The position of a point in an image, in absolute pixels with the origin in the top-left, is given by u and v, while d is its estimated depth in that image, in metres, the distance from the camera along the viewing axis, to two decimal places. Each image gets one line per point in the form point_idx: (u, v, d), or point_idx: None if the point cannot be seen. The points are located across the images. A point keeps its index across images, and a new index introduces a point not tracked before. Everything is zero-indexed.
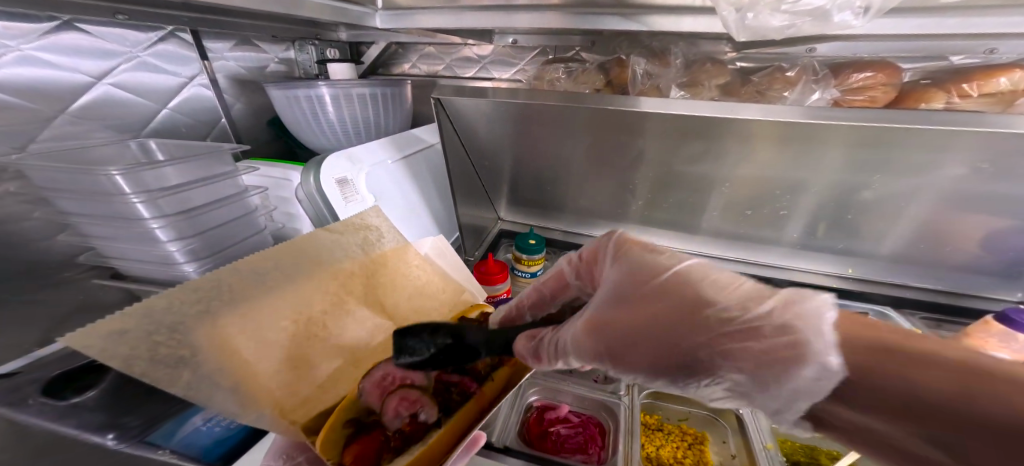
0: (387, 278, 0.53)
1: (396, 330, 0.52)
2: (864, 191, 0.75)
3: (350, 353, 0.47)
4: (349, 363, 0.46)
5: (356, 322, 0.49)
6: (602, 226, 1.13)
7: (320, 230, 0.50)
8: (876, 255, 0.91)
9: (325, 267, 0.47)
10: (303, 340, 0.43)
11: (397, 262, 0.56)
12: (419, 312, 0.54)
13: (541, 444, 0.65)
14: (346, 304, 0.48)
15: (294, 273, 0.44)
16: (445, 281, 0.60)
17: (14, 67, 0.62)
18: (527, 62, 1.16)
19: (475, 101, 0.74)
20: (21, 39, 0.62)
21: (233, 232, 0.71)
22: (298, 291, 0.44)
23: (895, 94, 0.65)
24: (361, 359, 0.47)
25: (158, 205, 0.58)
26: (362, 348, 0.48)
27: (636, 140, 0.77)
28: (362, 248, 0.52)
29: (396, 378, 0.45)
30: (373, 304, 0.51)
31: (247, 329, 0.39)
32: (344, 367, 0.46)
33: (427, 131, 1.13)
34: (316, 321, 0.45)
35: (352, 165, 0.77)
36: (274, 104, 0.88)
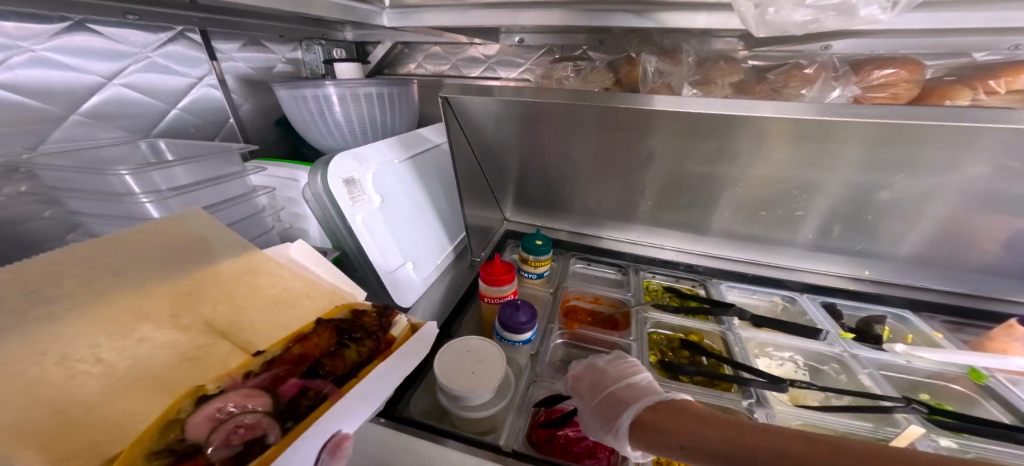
0: (220, 291, 0.42)
1: (234, 348, 0.40)
2: (882, 191, 0.73)
3: (160, 383, 0.33)
4: (161, 394, 0.33)
5: (168, 348, 0.36)
6: (609, 227, 1.12)
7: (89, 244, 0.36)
8: (893, 257, 0.88)
9: (96, 285, 0.34)
10: (59, 381, 0.29)
11: (239, 274, 0.45)
12: (276, 325, 0.44)
13: (549, 448, 0.64)
14: (157, 332, 0.36)
15: (69, 287, 0.33)
16: (308, 287, 0.51)
17: (26, 69, 0.62)
18: (534, 61, 1.15)
19: (483, 100, 0.73)
20: (33, 40, 0.63)
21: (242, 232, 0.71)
22: (48, 322, 0.30)
23: (917, 91, 0.63)
24: (179, 385, 0.34)
25: (168, 204, 0.57)
26: (174, 376, 0.34)
27: (646, 140, 0.76)
28: (164, 257, 0.41)
29: (236, 409, 0.35)
30: (190, 324, 0.38)
31: None
32: (150, 398, 0.32)
33: (433, 131, 1.12)
34: (78, 360, 0.31)
35: (359, 164, 0.77)
36: (281, 104, 0.88)
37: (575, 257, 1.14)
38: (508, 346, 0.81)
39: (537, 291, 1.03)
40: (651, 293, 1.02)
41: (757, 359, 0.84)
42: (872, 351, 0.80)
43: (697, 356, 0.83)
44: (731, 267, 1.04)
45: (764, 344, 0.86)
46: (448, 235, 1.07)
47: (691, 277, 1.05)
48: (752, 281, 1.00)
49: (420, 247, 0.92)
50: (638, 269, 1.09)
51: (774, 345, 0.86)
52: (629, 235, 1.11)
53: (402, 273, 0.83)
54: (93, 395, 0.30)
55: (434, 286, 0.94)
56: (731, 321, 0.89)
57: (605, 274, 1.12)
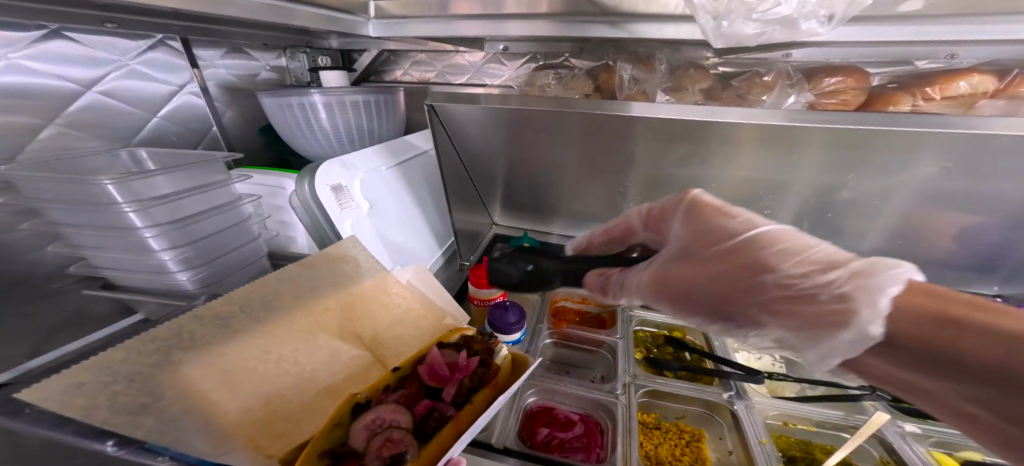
0: (366, 309, 0.56)
1: (373, 361, 0.52)
2: (843, 191, 0.78)
3: (329, 385, 0.47)
4: (327, 395, 0.46)
5: (333, 358, 0.49)
6: (596, 229, 1.15)
7: (293, 267, 0.53)
8: (859, 252, 0.94)
9: (295, 301, 0.50)
10: (274, 380, 0.44)
11: (377, 294, 0.58)
12: (401, 342, 0.56)
13: (540, 444, 0.66)
14: (314, 339, 0.49)
15: (281, 300, 0.49)
16: (426, 307, 0.61)
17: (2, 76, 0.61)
18: (517, 68, 1.18)
19: (468, 108, 0.76)
20: (11, 48, 0.61)
21: (227, 239, 0.71)
22: (272, 333, 0.46)
23: (864, 98, 0.68)
24: (339, 390, 0.47)
25: (150, 214, 0.57)
26: (339, 381, 0.48)
27: (626, 144, 0.79)
28: (333, 277, 0.56)
29: (384, 420, 0.42)
30: (347, 337, 0.52)
31: (216, 373, 0.40)
32: (320, 399, 0.46)
33: (420, 137, 1.13)
34: (284, 362, 0.45)
35: (347, 172, 0.78)
36: (266, 112, 0.88)
37: None
38: None
39: (526, 293, 1.05)
40: None
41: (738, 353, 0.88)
42: None
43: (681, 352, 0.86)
44: None
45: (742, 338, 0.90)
46: (436, 240, 1.08)
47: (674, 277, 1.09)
48: None
49: (411, 253, 0.93)
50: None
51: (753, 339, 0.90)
52: None
53: None
54: (286, 392, 0.44)
55: None
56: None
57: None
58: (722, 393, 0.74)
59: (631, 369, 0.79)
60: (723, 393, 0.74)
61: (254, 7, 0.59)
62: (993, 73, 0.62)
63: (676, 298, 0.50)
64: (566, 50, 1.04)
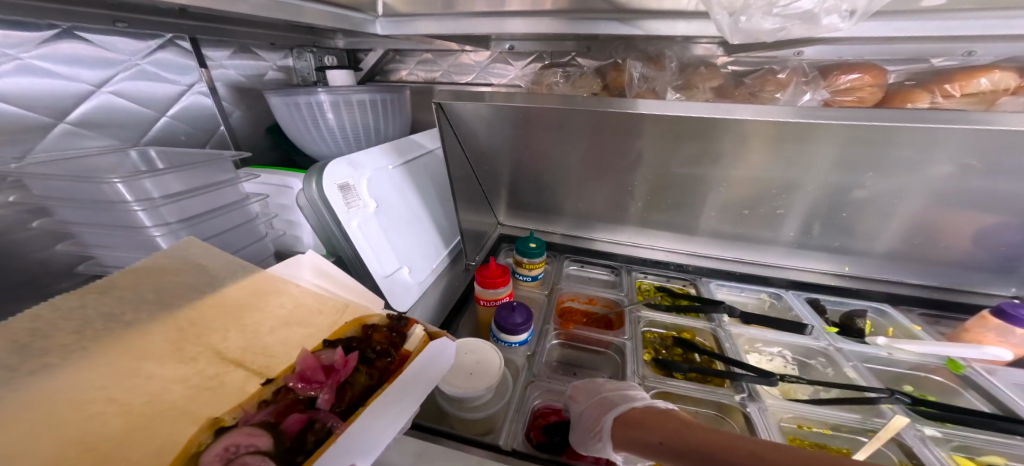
0: (225, 320, 0.40)
1: (253, 373, 0.37)
2: (858, 190, 0.76)
3: (184, 413, 0.31)
4: (185, 425, 0.31)
5: (185, 379, 0.33)
6: (602, 229, 1.14)
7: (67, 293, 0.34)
8: (872, 253, 0.92)
9: (83, 333, 0.32)
10: (79, 422, 0.27)
11: (247, 299, 0.43)
12: (290, 346, 0.42)
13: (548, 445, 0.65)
14: (132, 365, 0.32)
15: (55, 335, 0.31)
16: (322, 301, 0.49)
17: (13, 76, 0.61)
18: (524, 67, 1.18)
19: (475, 106, 0.75)
20: (20, 48, 0.62)
21: (237, 240, 0.70)
22: (46, 372, 0.28)
23: (881, 95, 0.67)
24: (199, 417, 0.32)
25: (159, 213, 0.58)
26: (199, 407, 0.32)
27: (635, 143, 0.78)
28: (157, 291, 0.39)
29: (243, 444, 0.32)
30: (197, 355, 0.36)
31: None
32: (171, 432, 0.30)
33: (426, 136, 1.13)
34: (88, 403, 0.28)
35: (354, 171, 0.78)
36: (274, 112, 0.88)
37: (568, 259, 1.16)
38: (504, 348, 0.82)
39: (532, 293, 1.04)
40: (643, 293, 1.05)
41: (748, 355, 0.87)
42: (855, 345, 0.83)
43: (690, 353, 0.85)
44: (718, 265, 1.07)
45: (753, 340, 0.89)
46: (442, 239, 1.08)
47: (682, 277, 1.08)
48: (739, 279, 1.04)
49: (417, 252, 0.93)
50: (630, 270, 1.11)
51: (763, 341, 0.89)
52: (620, 236, 1.14)
53: (398, 278, 0.83)
54: (107, 435, 0.27)
55: (430, 290, 0.95)
56: (721, 317, 0.92)
57: (598, 275, 1.14)
58: (733, 394, 0.72)
59: (640, 370, 0.78)
60: (734, 395, 0.72)
61: (267, 4, 0.58)
62: (1015, 69, 0.60)
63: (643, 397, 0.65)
64: (572, 49, 1.04)
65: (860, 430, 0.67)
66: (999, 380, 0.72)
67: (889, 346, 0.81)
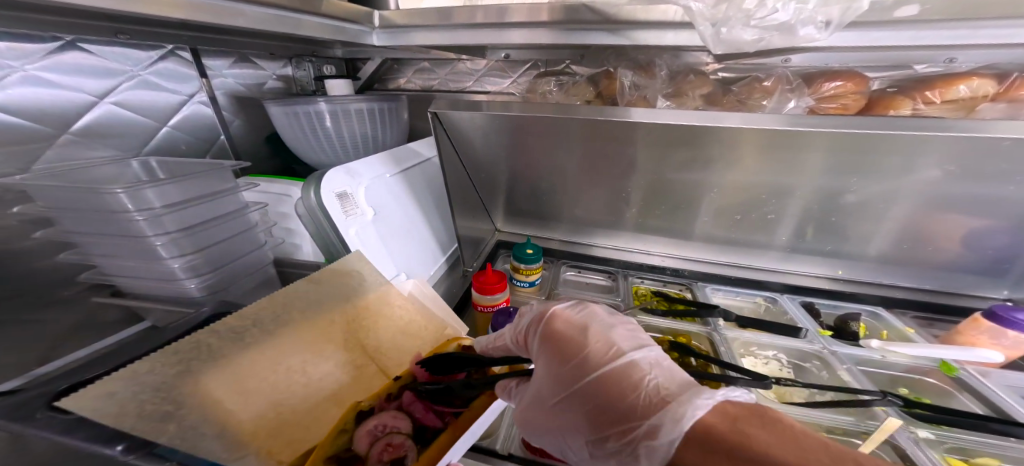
0: (371, 322, 0.58)
1: (378, 370, 0.53)
2: (846, 195, 0.78)
3: (337, 396, 0.48)
4: (332, 405, 0.47)
5: (339, 367, 0.51)
6: (598, 235, 1.16)
7: (300, 282, 0.56)
8: (864, 256, 0.93)
9: (302, 314, 0.53)
10: (283, 389, 0.45)
11: (379, 305, 0.61)
12: (403, 353, 0.57)
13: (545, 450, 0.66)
14: (322, 350, 0.51)
15: (291, 313, 0.52)
16: (427, 319, 0.64)
17: (19, 88, 0.63)
18: (519, 76, 1.20)
19: (470, 114, 0.76)
20: (25, 60, 0.63)
21: (235, 247, 0.71)
22: (278, 345, 0.48)
23: (865, 102, 0.68)
24: (344, 399, 0.48)
25: (161, 222, 0.59)
26: (347, 390, 0.49)
27: (627, 150, 0.79)
28: (339, 288, 0.59)
29: (387, 425, 0.45)
30: (354, 347, 0.54)
31: (230, 390, 0.42)
32: (328, 408, 0.46)
33: (424, 144, 1.15)
34: (293, 373, 0.47)
35: (352, 179, 0.79)
36: (274, 122, 0.90)
37: (565, 265, 1.17)
38: None
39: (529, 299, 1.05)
40: (639, 298, 1.05)
41: (743, 358, 0.87)
42: (850, 347, 0.84)
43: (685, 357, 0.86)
44: (714, 270, 1.08)
45: (748, 343, 0.89)
46: (440, 246, 1.08)
47: (677, 281, 1.09)
48: (735, 283, 1.04)
49: (415, 258, 0.94)
50: (627, 275, 1.11)
51: (758, 345, 0.89)
52: (616, 242, 1.15)
53: None
54: (294, 403, 0.45)
55: None
56: (717, 322, 0.93)
57: (595, 281, 1.15)
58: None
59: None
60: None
61: (264, 17, 0.60)
62: (993, 76, 0.62)
63: (538, 427, 0.50)
64: (567, 57, 1.05)
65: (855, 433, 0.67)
66: (992, 383, 0.73)
67: (882, 349, 0.82)
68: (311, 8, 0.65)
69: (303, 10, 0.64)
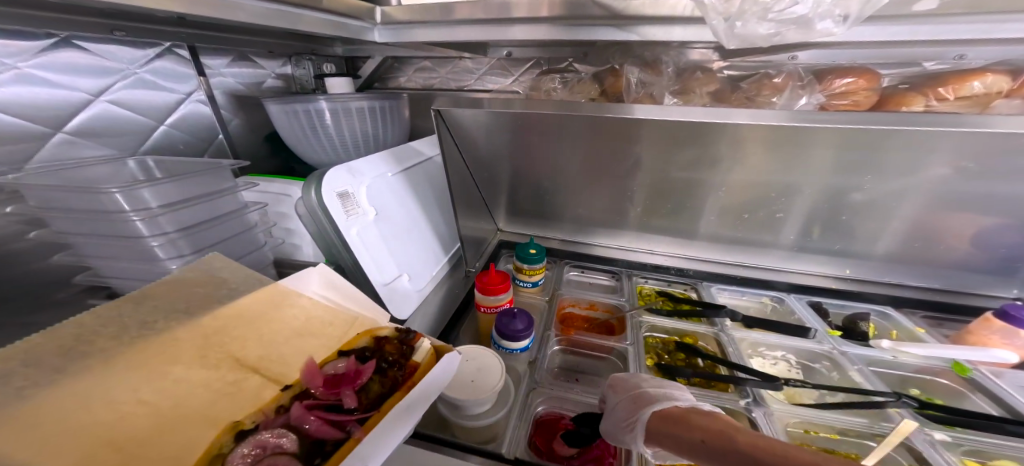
0: (244, 331, 0.46)
1: (264, 381, 0.44)
2: (856, 193, 0.77)
3: (204, 416, 0.37)
4: (205, 425, 0.37)
5: (202, 385, 0.39)
6: (602, 235, 1.14)
7: (106, 304, 0.39)
8: (872, 255, 0.92)
9: (125, 337, 0.38)
10: (113, 422, 0.32)
11: (259, 310, 0.49)
12: (295, 356, 0.48)
13: (554, 454, 0.65)
14: (167, 371, 0.38)
15: (99, 338, 0.37)
16: (334, 314, 0.56)
17: (11, 86, 0.61)
18: (522, 74, 1.18)
19: (474, 112, 0.75)
20: (19, 57, 0.62)
21: (235, 249, 0.70)
22: (86, 378, 0.33)
23: (876, 98, 0.67)
24: (220, 418, 0.38)
25: (158, 223, 0.57)
26: (218, 410, 0.38)
27: (634, 148, 0.78)
28: (185, 302, 0.45)
29: (271, 444, 0.39)
30: (220, 362, 0.42)
31: (0, 446, 0.27)
32: (195, 433, 0.36)
33: (425, 143, 1.13)
34: (121, 404, 0.34)
35: (353, 178, 0.77)
36: (273, 121, 0.88)
37: (569, 265, 1.15)
38: (506, 355, 0.81)
39: (533, 300, 1.03)
40: (644, 298, 1.04)
41: (751, 359, 0.86)
42: (859, 347, 0.83)
43: (693, 358, 0.84)
44: (719, 269, 1.06)
45: (756, 344, 0.88)
46: (442, 246, 1.07)
47: (682, 281, 1.08)
48: (740, 283, 1.03)
49: (417, 259, 0.92)
50: (631, 276, 1.10)
51: (765, 345, 0.88)
52: (620, 242, 1.14)
53: (398, 286, 0.82)
54: (139, 433, 0.33)
55: (429, 297, 0.94)
56: (723, 322, 0.91)
57: (599, 281, 1.13)
58: (738, 400, 0.71)
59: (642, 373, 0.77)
60: (740, 400, 0.71)
61: (263, 12, 0.58)
62: (1007, 72, 0.61)
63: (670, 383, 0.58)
64: (570, 55, 1.04)
65: (868, 435, 0.67)
66: (1005, 383, 0.71)
67: (892, 349, 0.81)
68: (312, 4, 0.64)
69: (303, 5, 0.63)
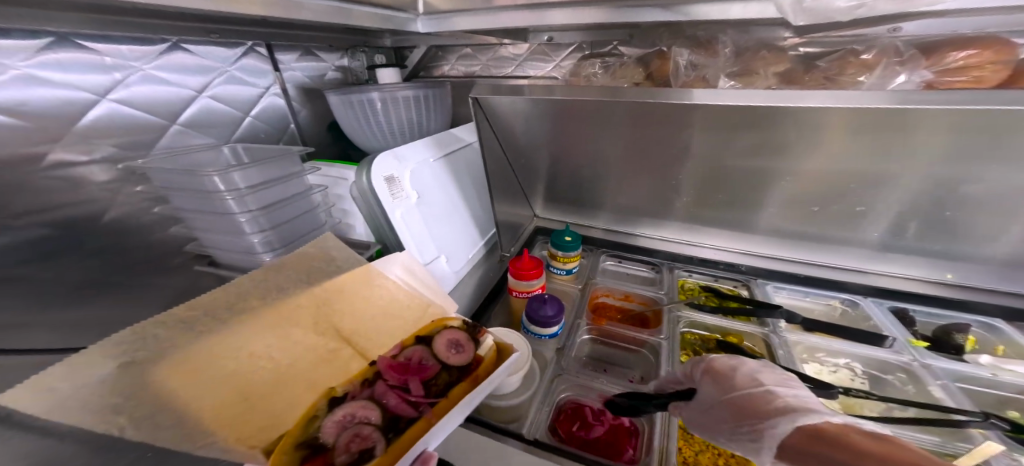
0: (344, 302, 0.52)
1: (355, 353, 0.48)
2: (971, 184, 0.63)
3: (306, 381, 0.43)
4: (305, 390, 0.42)
5: (309, 349, 0.45)
6: (643, 224, 1.09)
7: (245, 275, 0.46)
8: (988, 258, 0.76)
9: (265, 299, 0.45)
10: (242, 375, 0.40)
11: (354, 284, 0.54)
12: (386, 334, 0.52)
13: (572, 439, 0.66)
14: (287, 334, 0.45)
15: (249, 298, 0.44)
16: (413, 297, 0.58)
17: (139, 85, 0.76)
18: (562, 60, 1.14)
19: (512, 99, 0.74)
20: (142, 60, 0.75)
21: (303, 226, 0.81)
22: (230, 330, 0.41)
23: (1008, 73, 0.54)
24: (318, 384, 0.43)
25: (245, 201, 0.68)
26: (317, 375, 0.44)
27: (681, 134, 0.72)
28: (307, 273, 0.51)
29: (352, 413, 0.42)
30: (326, 330, 0.48)
31: (178, 375, 0.36)
32: (298, 394, 0.42)
33: (466, 130, 1.16)
34: (257, 359, 0.42)
35: (398, 163, 0.83)
36: (333, 111, 0.97)
37: (605, 254, 1.12)
38: (535, 339, 0.84)
39: (566, 287, 1.03)
40: (686, 292, 0.99)
41: (805, 364, 0.79)
42: (947, 361, 0.72)
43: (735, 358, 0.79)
44: (779, 266, 0.97)
45: (814, 349, 0.80)
46: (478, 231, 1.11)
47: (733, 277, 0.99)
48: (804, 283, 0.93)
49: (455, 241, 0.98)
50: (672, 268, 1.05)
51: (826, 350, 0.80)
52: (665, 232, 1.08)
53: (436, 266, 0.88)
54: (259, 389, 0.40)
55: (466, 278, 1.00)
56: (777, 323, 0.84)
57: (636, 272, 1.09)
58: None
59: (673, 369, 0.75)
60: None
61: (323, 9, 0.64)
62: None
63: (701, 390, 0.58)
64: (616, 38, 0.98)
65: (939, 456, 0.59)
66: None
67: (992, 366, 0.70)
68: None
69: None
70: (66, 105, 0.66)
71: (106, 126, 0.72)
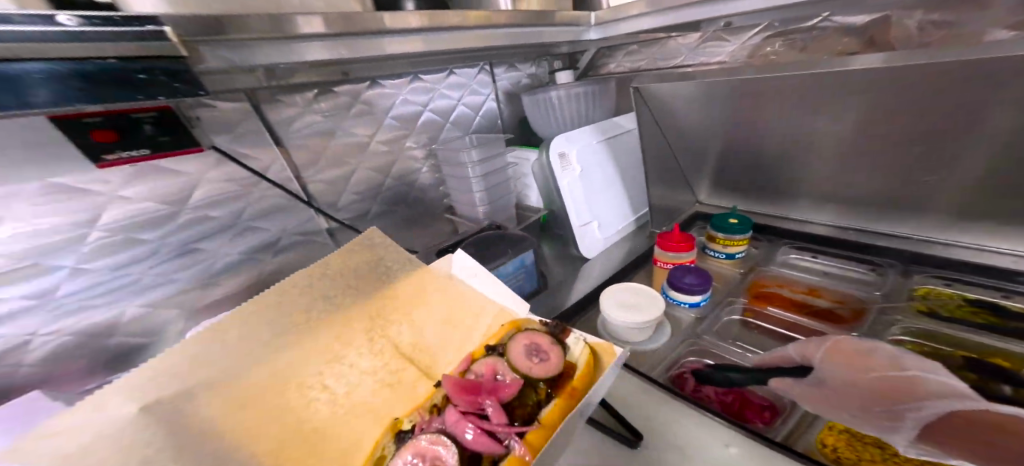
0: (393, 313, 0.56)
1: (418, 372, 0.52)
2: None
3: (371, 412, 0.46)
4: (372, 421, 0.46)
5: (369, 374, 0.50)
6: (851, 212, 0.91)
7: (300, 271, 0.53)
8: None
9: (308, 313, 0.51)
10: (299, 410, 0.44)
11: (405, 291, 0.58)
12: (444, 348, 0.55)
13: (693, 386, 0.63)
14: (336, 354, 0.50)
15: (324, 310, 0.52)
16: (455, 308, 0.59)
17: (438, 101, 1.05)
18: (745, 41, 1.01)
19: (682, 83, 0.82)
20: (438, 82, 1.04)
21: (502, 192, 1.05)
22: (273, 357, 0.47)
23: None
24: (383, 416, 0.46)
25: (474, 168, 0.97)
26: (382, 405, 0.48)
27: (914, 96, 0.62)
28: (351, 275, 0.56)
29: (426, 450, 0.41)
30: (384, 351, 0.52)
31: (229, 407, 0.41)
32: (365, 430, 0.45)
33: (629, 118, 1.24)
34: (316, 386, 0.47)
35: (569, 142, 1.02)
36: (525, 112, 1.26)
37: (789, 246, 0.95)
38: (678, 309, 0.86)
39: (723, 270, 0.96)
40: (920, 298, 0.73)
41: None
42: None
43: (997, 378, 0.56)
44: None
45: None
46: (632, 209, 1.20)
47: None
48: None
49: (609, 215, 1.11)
50: (903, 271, 0.79)
51: None
52: (880, 223, 0.87)
53: (588, 232, 1.04)
54: (315, 422, 0.44)
55: (614, 249, 1.10)
56: None
57: (845, 270, 0.85)
58: None
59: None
60: None
61: (514, 35, 0.78)
62: None
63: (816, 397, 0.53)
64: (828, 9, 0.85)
65: None
66: None
67: None
68: (549, 21, 0.82)
69: (539, 23, 0.80)
70: (416, 116, 1.00)
71: (424, 128, 1.04)
